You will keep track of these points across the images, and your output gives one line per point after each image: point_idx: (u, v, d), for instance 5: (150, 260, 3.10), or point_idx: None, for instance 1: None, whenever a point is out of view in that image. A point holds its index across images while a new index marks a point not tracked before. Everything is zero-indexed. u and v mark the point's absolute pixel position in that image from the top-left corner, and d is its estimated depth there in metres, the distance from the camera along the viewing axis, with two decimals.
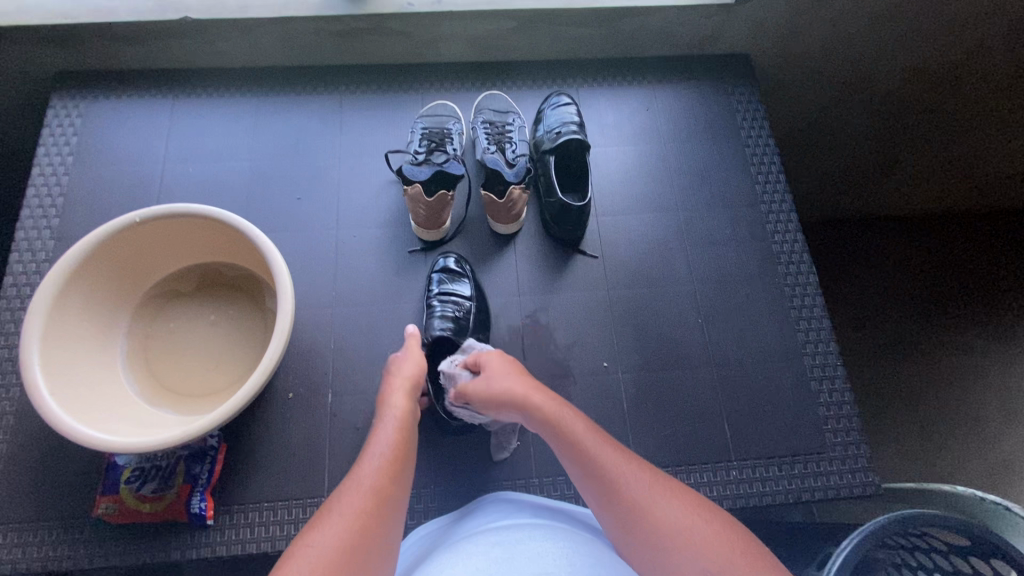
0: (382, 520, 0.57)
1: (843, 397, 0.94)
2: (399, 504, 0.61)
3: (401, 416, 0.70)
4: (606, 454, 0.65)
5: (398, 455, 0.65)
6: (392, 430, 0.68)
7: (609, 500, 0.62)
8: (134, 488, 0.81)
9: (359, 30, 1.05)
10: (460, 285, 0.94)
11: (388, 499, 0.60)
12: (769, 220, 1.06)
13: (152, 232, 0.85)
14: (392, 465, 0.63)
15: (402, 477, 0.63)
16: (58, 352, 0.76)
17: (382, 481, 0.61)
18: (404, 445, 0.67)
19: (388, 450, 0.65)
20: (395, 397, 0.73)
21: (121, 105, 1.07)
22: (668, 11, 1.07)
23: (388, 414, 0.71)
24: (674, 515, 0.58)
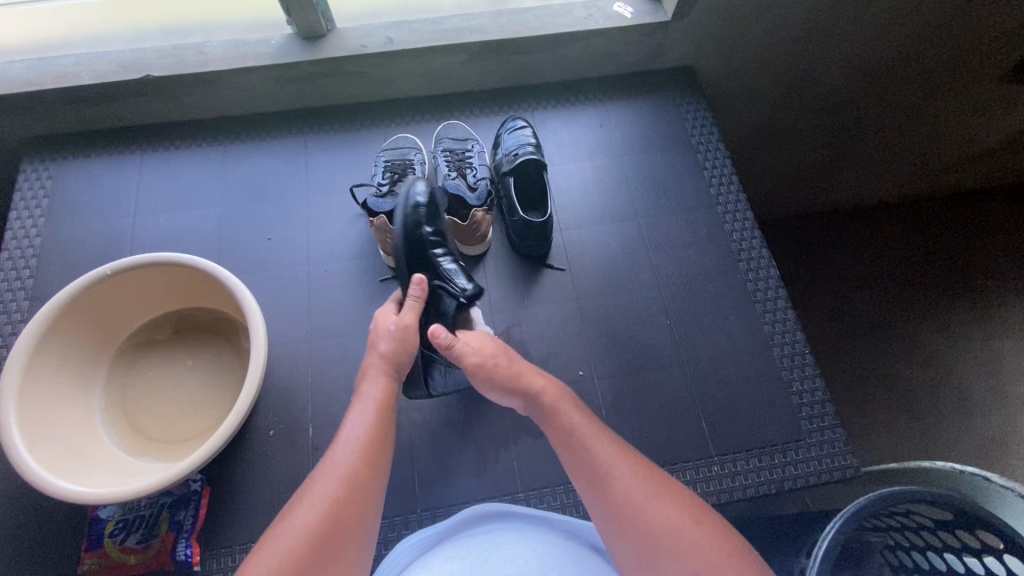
0: (357, 509, 0.62)
1: (814, 384, 0.96)
2: (374, 488, 0.65)
3: (379, 402, 0.72)
4: (600, 448, 0.69)
5: (371, 443, 0.68)
6: (368, 417, 0.70)
7: (600, 491, 0.66)
8: (118, 541, 0.80)
9: (317, 75, 1.10)
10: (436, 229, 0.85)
11: (362, 482, 0.64)
12: (727, 220, 1.10)
13: (124, 283, 0.86)
14: (367, 453, 0.66)
15: (376, 464, 0.67)
16: (34, 410, 0.77)
17: (355, 469, 0.64)
18: (379, 431, 0.69)
19: (363, 437, 0.68)
20: (372, 382, 0.74)
21: (89, 165, 1.09)
22: (611, 34, 1.13)
23: (365, 399, 0.73)
24: (656, 506, 0.63)
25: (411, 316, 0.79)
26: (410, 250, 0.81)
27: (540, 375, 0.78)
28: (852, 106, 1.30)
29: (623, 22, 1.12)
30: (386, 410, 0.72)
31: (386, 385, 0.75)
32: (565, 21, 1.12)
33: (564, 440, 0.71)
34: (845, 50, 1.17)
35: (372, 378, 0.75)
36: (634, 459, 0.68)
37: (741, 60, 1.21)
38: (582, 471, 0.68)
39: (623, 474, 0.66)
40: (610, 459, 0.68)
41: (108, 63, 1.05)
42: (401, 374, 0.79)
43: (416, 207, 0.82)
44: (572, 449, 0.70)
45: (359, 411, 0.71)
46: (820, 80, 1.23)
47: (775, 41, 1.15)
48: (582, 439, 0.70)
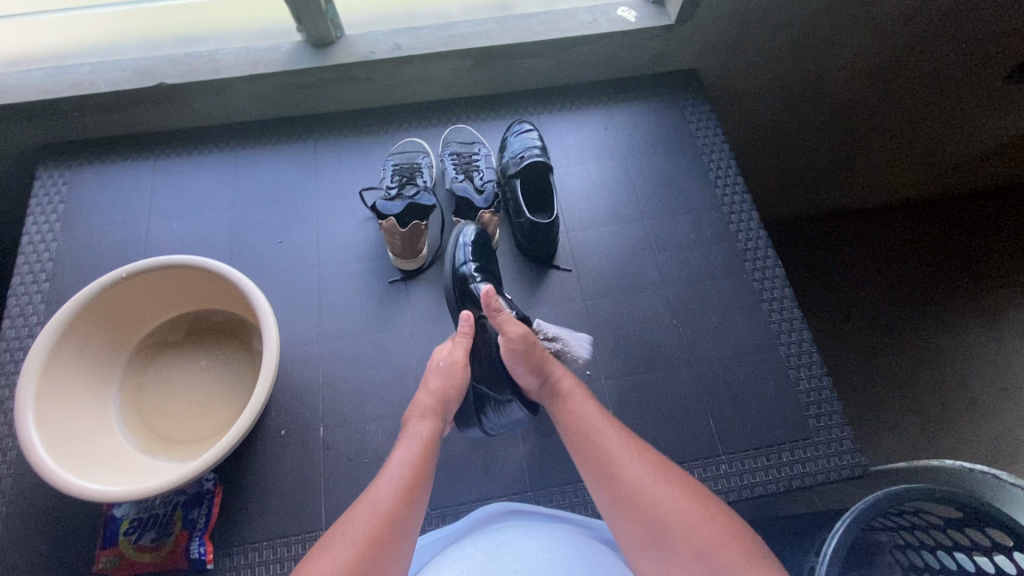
0: (392, 549, 0.59)
1: (821, 383, 0.97)
2: (412, 529, 0.62)
3: (426, 443, 0.70)
4: (610, 438, 0.70)
5: (416, 483, 0.65)
6: (413, 456, 0.68)
7: (609, 482, 0.66)
8: (132, 540, 0.82)
9: (326, 81, 1.12)
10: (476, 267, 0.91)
11: (400, 525, 0.61)
12: (732, 221, 1.11)
13: (138, 286, 0.88)
14: (409, 492, 0.64)
15: (417, 506, 0.64)
16: (52, 410, 0.78)
17: (395, 507, 0.62)
18: (424, 470, 0.67)
19: (407, 475, 0.65)
20: (421, 422, 0.73)
21: (103, 171, 1.12)
22: (614, 38, 1.15)
23: (411, 436, 0.71)
24: (661, 498, 0.64)
25: (460, 352, 0.80)
26: (457, 286, 0.90)
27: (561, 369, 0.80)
28: (855, 107, 1.31)
29: (627, 26, 1.14)
30: (432, 450, 0.69)
31: (433, 424, 0.73)
32: (570, 26, 1.14)
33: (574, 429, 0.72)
34: (848, 51, 1.18)
35: (420, 416, 0.73)
36: (642, 449, 0.69)
37: (743, 62, 1.22)
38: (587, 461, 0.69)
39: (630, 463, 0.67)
40: (619, 449, 0.68)
41: (122, 71, 1.08)
42: (449, 413, 0.77)
43: (461, 247, 0.92)
44: (581, 439, 0.71)
45: (405, 448, 0.69)
46: (823, 81, 1.24)
47: (778, 43, 1.16)
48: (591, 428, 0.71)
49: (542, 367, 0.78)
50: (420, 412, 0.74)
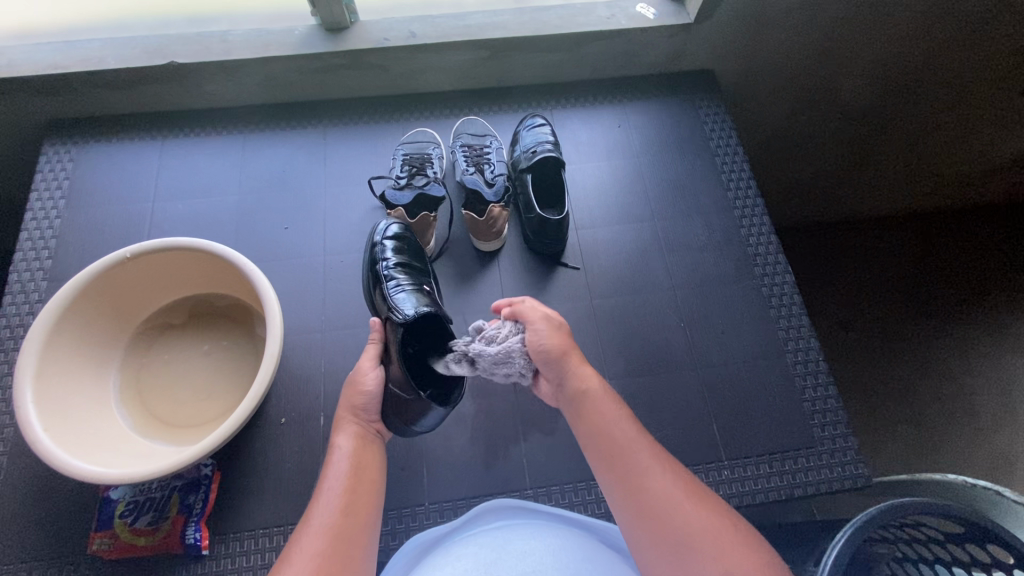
0: (345, 554, 0.59)
1: (827, 392, 0.95)
2: (365, 537, 0.62)
3: (353, 448, 0.70)
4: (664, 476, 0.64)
5: (351, 489, 0.65)
6: (344, 465, 0.68)
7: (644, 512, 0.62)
8: (128, 522, 0.81)
9: (338, 66, 1.10)
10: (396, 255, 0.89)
11: (348, 531, 0.61)
12: (743, 225, 1.09)
13: (142, 268, 0.87)
14: (348, 499, 0.64)
15: (361, 509, 0.64)
16: (50, 390, 0.77)
17: (338, 516, 0.62)
18: (358, 473, 0.67)
19: (340, 483, 0.66)
20: (344, 429, 0.73)
21: (110, 149, 1.10)
22: (632, 35, 1.13)
23: (337, 447, 0.70)
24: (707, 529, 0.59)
25: (365, 358, 0.77)
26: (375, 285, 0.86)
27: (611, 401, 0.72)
28: (871, 115, 1.29)
29: (645, 24, 1.12)
30: (361, 455, 0.70)
31: (359, 432, 0.72)
32: (588, 21, 1.12)
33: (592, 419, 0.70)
34: (870, 57, 1.16)
35: (343, 428, 0.72)
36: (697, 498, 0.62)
37: (761, 66, 1.21)
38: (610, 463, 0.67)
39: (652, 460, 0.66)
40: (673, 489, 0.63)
41: (133, 48, 1.06)
42: (371, 417, 0.75)
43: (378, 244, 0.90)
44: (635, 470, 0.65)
45: (335, 461, 0.68)
46: (840, 86, 1.22)
47: (797, 46, 1.15)
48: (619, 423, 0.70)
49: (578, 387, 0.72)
50: (342, 426, 0.73)
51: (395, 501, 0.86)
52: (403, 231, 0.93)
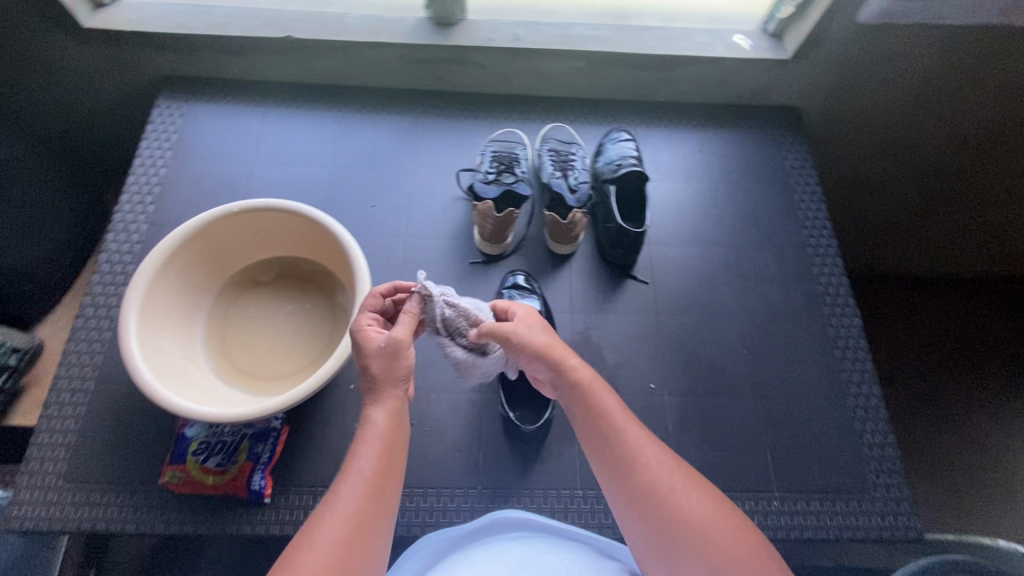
0: (364, 547, 0.58)
1: (884, 439, 0.95)
2: (381, 529, 0.60)
3: (388, 429, 0.66)
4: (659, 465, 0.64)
5: (379, 475, 0.62)
6: (376, 446, 0.64)
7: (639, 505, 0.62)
8: (199, 461, 0.85)
9: (440, 59, 1.15)
10: (528, 300, 0.99)
11: (370, 522, 0.59)
12: (815, 262, 1.10)
13: (244, 223, 0.92)
14: (375, 487, 0.61)
15: (385, 499, 0.62)
16: (149, 325, 0.82)
17: (362, 504, 0.60)
18: (389, 459, 0.64)
19: (371, 467, 0.62)
20: (383, 405, 0.67)
21: (217, 109, 1.17)
22: (726, 63, 1.16)
23: (370, 423, 0.66)
24: (707, 516, 0.60)
25: (404, 331, 0.69)
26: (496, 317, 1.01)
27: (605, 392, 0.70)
28: (952, 172, 1.28)
29: (742, 54, 1.15)
30: (394, 439, 0.65)
31: (394, 410, 0.67)
32: (686, 45, 1.15)
33: (633, 481, 0.63)
34: (960, 113, 1.15)
35: (378, 399, 0.67)
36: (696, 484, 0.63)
37: (849, 110, 1.21)
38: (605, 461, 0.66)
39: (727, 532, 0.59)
40: (664, 476, 0.63)
41: (254, 19, 1.13)
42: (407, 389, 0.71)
43: (510, 278, 1.02)
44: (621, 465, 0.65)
45: (365, 441, 0.64)
46: (926, 140, 1.22)
47: (888, 94, 1.15)
48: (683, 488, 0.62)
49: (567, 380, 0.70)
50: (377, 397, 0.68)
51: (448, 479, 0.89)
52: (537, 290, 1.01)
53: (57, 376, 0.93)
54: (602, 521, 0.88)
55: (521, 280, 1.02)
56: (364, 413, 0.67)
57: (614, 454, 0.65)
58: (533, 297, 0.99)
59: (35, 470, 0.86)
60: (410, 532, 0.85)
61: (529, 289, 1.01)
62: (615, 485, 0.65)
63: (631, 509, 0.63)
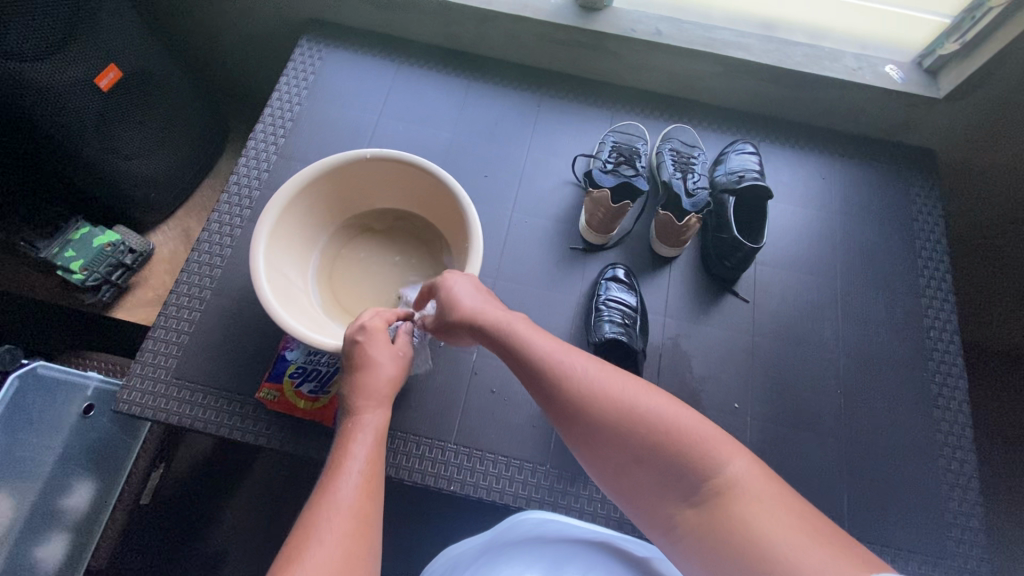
0: (369, 540, 0.55)
1: (972, 510, 0.90)
2: (378, 524, 0.58)
3: (378, 433, 0.66)
4: (646, 408, 0.60)
5: (375, 475, 0.61)
6: (368, 447, 0.64)
7: (641, 453, 0.58)
8: (294, 384, 0.91)
9: (577, 43, 1.15)
10: (625, 293, 1.00)
11: (370, 517, 0.57)
12: (928, 314, 1.05)
13: (370, 171, 0.95)
14: (370, 484, 0.60)
15: (378, 494, 0.60)
16: (276, 251, 0.87)
17: (363, 497, 0.58)
18: (379, 459, 0.63)
19: (366, 466, 0.61)
20: (371, 413, 0.68)
21: (354, 58, 1.21)
22: (872, 92, 1.11)
23: (362, 428, 0.66)
24: (703, 446, 0.56)
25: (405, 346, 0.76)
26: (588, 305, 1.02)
27: (555, 351, 0.67)
28: None
29: (891, 86, 1.09)
30: (381, 443, 0.65)
31: (384, 416, 0.68)
32: (832, 67, 1.11)
33: (625, 433, 0.59)
34: None
35: (374, 405, 0.68)
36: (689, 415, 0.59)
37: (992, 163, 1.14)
38: (591, 430, 0.62)
39: (672, 417, 0.58)
40: (654, 415, 0.59)
41: None
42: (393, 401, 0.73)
43: (609, 269, 1.04)
44: (610, 425, 0.60)
45: (359, 443, 0.64)
46: None
47: None
48: (623, 389, 0.62)
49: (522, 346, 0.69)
50: (372, 403, 0.68)
51: (520, 452, 0.91)
52: (636, 287, 1.02)
53: (179, 280, 1.00)
54: None
55: (621, 274, 1.03)
56: (351, 418, 0.67)
57: (597, 412, 0.61)
58: (631, 293, 1.00)
59: (149, 362, 0.93)
60: (476, 492, 0.88)
61: (628, 284, 1.02)
62: (611, 450, 0.60)
63: (634, 465, 0.59)
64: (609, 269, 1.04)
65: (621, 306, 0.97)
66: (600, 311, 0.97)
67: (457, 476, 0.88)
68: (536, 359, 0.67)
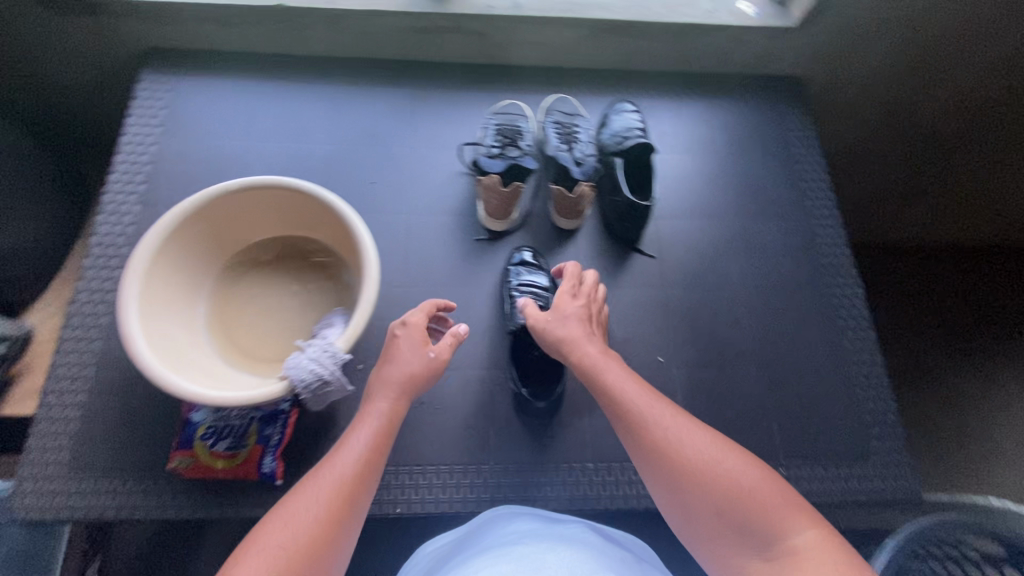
0: (343, 523, 0.61)
1: (886, 406, 0.97)
2: (360, 508, 0.64)
3: (387, 419, 0.72)
4: (722, 461, 0.63)
5: (370, 458, 0.67)
6: (370, 433, 0.70)
7: (709, 503, 0.60)
8: (208, 445, 0.84)
9: (440, 28, 1.11)
10: (536, 275, 0.98)
11: (352, 499, 0.63)
12: (819, 233, 1.10)
13: (243, 201, 0.88)
14: (364, 471, 0.66)
15: (370, 479, 0.66)
16: (151, 309, 0.79)
17: (350, 480, 0.64)
18: (380, 445, 0.69)
19: (362, 449, 0.68)
20: (382, 397, 0.73)
21: (206, 84, 1.12)
22: (732, 32, 1.14)
23: (372, 414, 0.72)
24: (779, 506, 0.58)
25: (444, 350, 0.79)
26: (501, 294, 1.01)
27: (648, 400, 0.71)
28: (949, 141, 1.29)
29: (748, 22, 1.13)
30: (386, 429, 0.71)
31: (397, 405, 0.73)
32: (691, 12, 1.12)
33: (694, 480, 0.62)
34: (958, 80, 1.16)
35: (393, 395, 0.74)
36: (768, 477, 0.61)
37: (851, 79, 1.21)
38: (661, 469, 0.64)
39: (752, 480, 0.61)
40: (730, 469, 0.62)
41: None
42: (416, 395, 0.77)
43: (517, 252, 1.02)
44: (684, 473, 0.63)
45: (361, 428, 0.70)
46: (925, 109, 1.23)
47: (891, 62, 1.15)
48: (709, 445, 0.65)
49: (610, 393, 0.72)
50: (386, 393, 0.74)
51: (461, 456, 0.90)
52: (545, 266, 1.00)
53: (54, 363, 0.90)
54: (614, 493, 0.89)
55: (528, 256, 1.01)
56: (366, 403, 0.74)
57: (673, 458, 0.64)
58: (542, 273, 0.99)
59: (36, 460, 0.84)
60: (423, 508, 0.85)
61: (538, 266, 1.00)
62: (675, 491, 0.63)
63: (700, 514, 0.60)
64: (516, 253, 1.02)
65: (533, 289, 0.96)
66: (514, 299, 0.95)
67: (400, 497, 0.86)
68: (625, 406, 0.70)
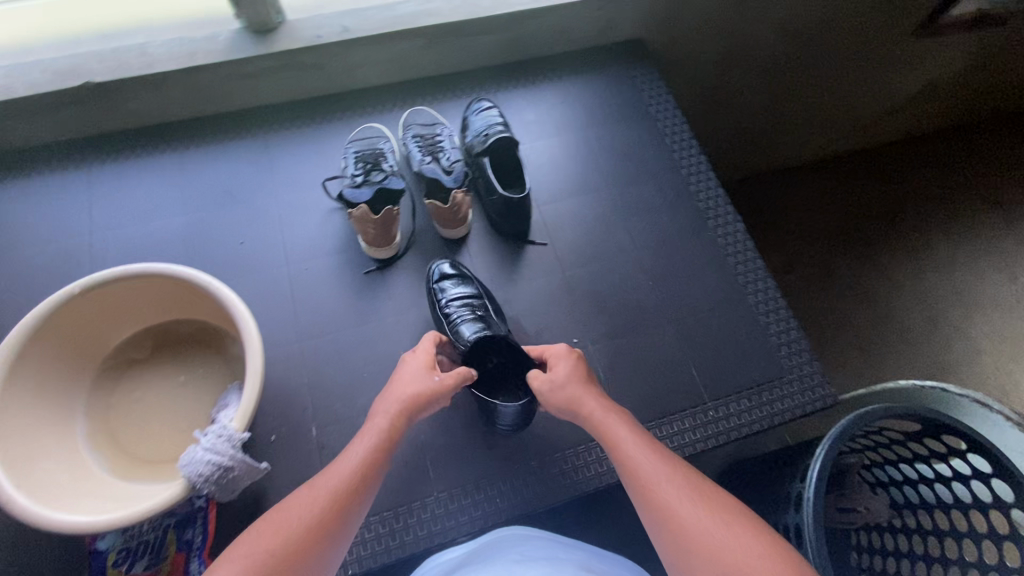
0: (317, 548, 0.60)
1: (788, 325, 1.02)
2: (345, 531, 0.63)
3: (384, 431, 0.71)
4: (721, 530, 0.60)
5: (361, 475, 0.67)
6: (366, 446, 0.70)
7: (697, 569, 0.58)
8: (124, 570, 0.78)
9: (271, 69, 1.06)
10: (466, 285, 0.95)
11: (333, 519, 0.62)
12: (692, 181, 1.15)
13: (96, 302, 0.81)
14: (354, 488, 0.65)
15: (362, 496, 0.66)
16: (15, 445, 0.70)
17: (337, 496, 0.64)
18: (376, 459, 0.69)
19: (355, 464, 0.67)
20: (384, 406, 0.74)
21: (30, 184, 1.02)
22: (563, 11, 1.16)
23: (372, 426, 0.72)
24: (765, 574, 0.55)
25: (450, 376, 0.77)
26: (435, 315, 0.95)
27: (654, 455, 0.68)
28: (786, 68, 1.39)
29: None
30: (387, 442, 0.71)
31: (397, 420, 0.73)
32: None
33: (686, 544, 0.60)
34: (776, 13, 1.24)
35: (396, 410, 0.74)
36: (767, 544, 0.58)
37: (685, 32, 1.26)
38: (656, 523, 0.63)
39: (750, 548, 0.58)
40: (727, 537, 0.59)
41: (42, 72, 0.98)
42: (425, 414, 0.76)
43: (436, 268, 0.98)
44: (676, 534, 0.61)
45: (360, 441, 0.70)
46: (757, 45, 1.30)
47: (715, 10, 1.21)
48: (713, 508, 0.62)
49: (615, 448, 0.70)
50: (388, 408, 0.74)
51: None
52: (469, 274, 0.97)
53: None
54: None
55: (447, 268, 0.98)
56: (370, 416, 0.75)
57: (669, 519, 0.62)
58: (470, 282, 0.96)
59: None
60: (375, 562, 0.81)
61: (460, 276, 0.97)
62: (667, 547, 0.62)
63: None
64: (436, 269, 0.98)
65: (464, 299, 0.93)
66: (450, 315, 0.90)
67: None
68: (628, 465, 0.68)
